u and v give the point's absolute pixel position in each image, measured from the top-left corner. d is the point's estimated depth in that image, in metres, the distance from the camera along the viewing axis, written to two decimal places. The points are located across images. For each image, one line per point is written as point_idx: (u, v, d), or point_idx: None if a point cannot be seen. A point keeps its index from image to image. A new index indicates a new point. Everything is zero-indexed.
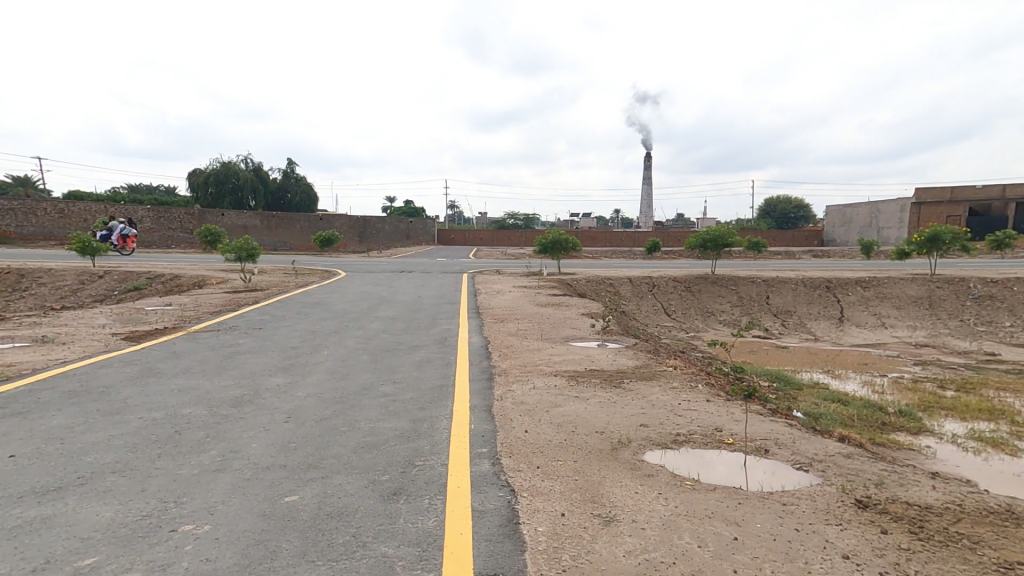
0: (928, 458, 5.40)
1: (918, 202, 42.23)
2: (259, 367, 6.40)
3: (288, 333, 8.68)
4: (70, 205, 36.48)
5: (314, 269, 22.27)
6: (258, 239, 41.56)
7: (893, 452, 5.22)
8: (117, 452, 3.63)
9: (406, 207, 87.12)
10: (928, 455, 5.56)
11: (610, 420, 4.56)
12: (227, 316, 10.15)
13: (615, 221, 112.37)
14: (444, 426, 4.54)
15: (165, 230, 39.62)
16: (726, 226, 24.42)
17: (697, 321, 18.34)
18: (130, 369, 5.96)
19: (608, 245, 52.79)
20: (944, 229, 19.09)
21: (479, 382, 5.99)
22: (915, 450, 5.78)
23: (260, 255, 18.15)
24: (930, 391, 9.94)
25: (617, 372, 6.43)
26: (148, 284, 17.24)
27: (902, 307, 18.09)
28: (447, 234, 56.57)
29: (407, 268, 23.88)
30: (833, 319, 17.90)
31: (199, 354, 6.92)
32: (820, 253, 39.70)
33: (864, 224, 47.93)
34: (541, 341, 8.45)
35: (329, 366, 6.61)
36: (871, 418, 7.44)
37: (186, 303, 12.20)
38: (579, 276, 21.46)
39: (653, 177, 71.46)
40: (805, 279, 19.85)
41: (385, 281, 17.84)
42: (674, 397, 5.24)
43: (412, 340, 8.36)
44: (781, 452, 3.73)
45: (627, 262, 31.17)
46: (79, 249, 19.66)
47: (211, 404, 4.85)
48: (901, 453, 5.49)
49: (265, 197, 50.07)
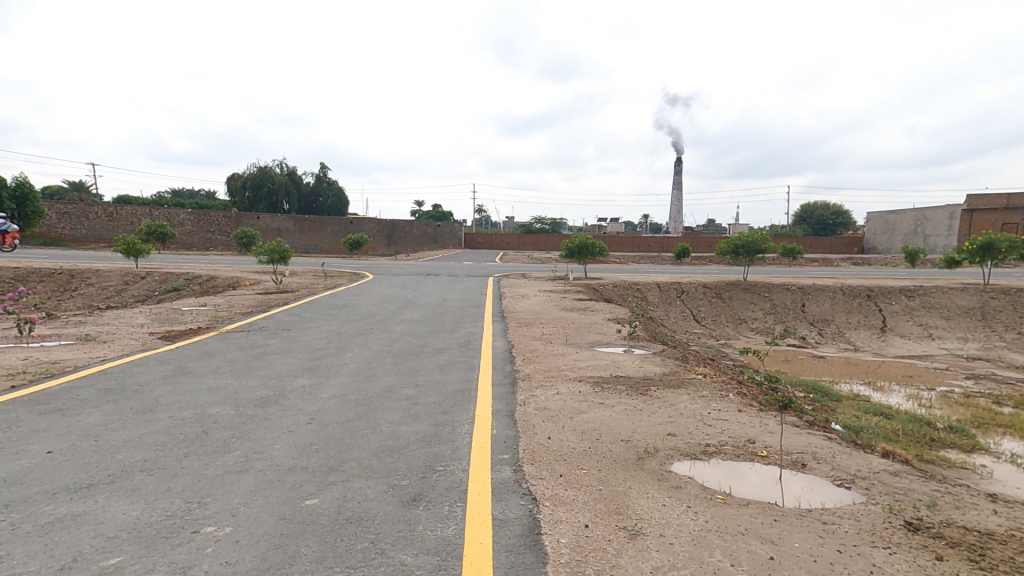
0: (982, 478, 5.06)
1: (969, 209, 40.13)
2: (286, 368, 6.49)
3: (315, 334, 8.82)
4: (119, 209, 38.41)
5: (344, 271, 22.71)
6: (291, 242, 42.76)
7: (943, 470, 4.91)
8: (146, 451, 3.70)
9: (434, 211, 88.34)
10: (982, 475, 5.20)
11: (636, 428, 4.41)
12: (258, 317, 10.40)
13: (643, 226, 110.90)
14: (466, 430, 4.48)
15: (205, 233, 41.18)
16: (759, 231, 23.73)
17: (728, 328, 17.82)
18: (164, 368, 6.13)
19: (636, 249, 52.09)
20: (1000, 237, 18.04)
21: (502, 387, 5.92)
22: (968, 469, 5.42)
23: (292, 257, 18.61)
24: (984, 407, 9.34)
25: (643, 379, 6.25)
26: (186, 285, 17.90)
27: (951, 318, 17.14)
28: (474, 238, 56.88)
29: (434, 271, 24.07)
30: (874, 328, 17.11)
31: (229, 354, 7.09)
32: (861, 261, 38.17)
33: (909, 231, 45.87)
34: (566, 346, 8.33)
35: (353, 368, 6.65)
36: (919, 434, 7.02)
37: (220, 304, 12.57)
38: (607, 281, 21.21)
39: (683, 182, 70.25)
40: (844, 287, 19.06)
41: (412, 283, 18.02)
42: (703, 406, 5.04)
43: (437, 343, 8.36)
44: (820, 468, 3.51)
45: (654, 267, 30.64)
46: (125, 251, 20.60)
47: (238, 404, 4.93)
48: (952, 471, 5.15)
49: (298, 201, 51.52)
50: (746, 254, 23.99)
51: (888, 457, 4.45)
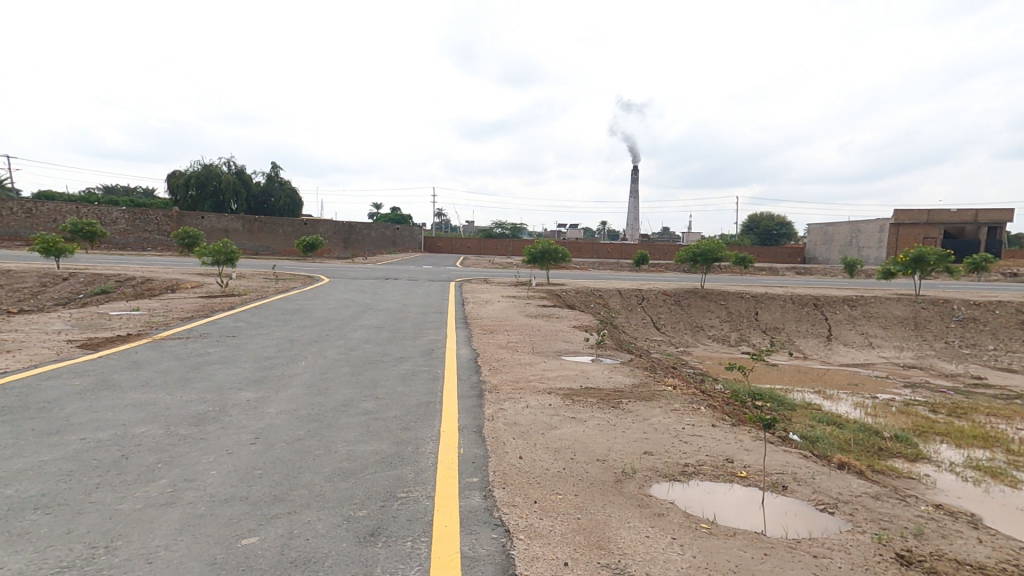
0: (928, 488, 5.19)
1: (897, 224, 42.98)
2: (228, 380, 5.89)
3: (263, 341, 8.17)
4: (38, 205, 35.25)
5: (297, 274, 21.64)
6: (239, 243, 40.65)
7: (892, 481, 5.03)
8: (47, 482, 3.14)
9: (394, 214, 86.86)
10: (929, 485, 5.33)
11: (612, 446, 4.18)
12: (199, 323, 9.57)
13: (602, 233, 112.82)
14: (431, 450, 4.12)
15: (141, 232, 38.51)
16: (715, 241, 24.40)
17: (686, 336, 18.12)
18: (82, 381, 5.42)
19: (595, 255, 52.88)
20: (930, 250, 19.22)
21: (468, 400, 5.56)
22: (916, 479, 5.56)
23: (239, 258, 17.51)
24: (922, 414, 9.78)
25: (614, 391, 6.06)
26: (117, 288, 16.47)
27: (889, 327, 18.12)
28: (433, 242, 56.02)
29: (393, 276, 23.35)
30: (821, 337, 17.83)
31: (162, 364, 6.38)
32: (804, 270, 40.35)
33: (845, 243, 48.72)
34: (533, 355, 8.08)
35: (305, 379, 6.12)
36: (868, 443, 7.21)
37: (155, 308, 11.55)
38: (568, 287, 21.20)
39: (639, 191, 72.15)
40: (794, 296, 19.84)
41: (370, 287, 17.33)
42: (676, 421, 4.89)
43: (397, 352, 7.92)
44: (802, 490, 3.38)
45: (614, 274, 31.00)
46: (43, 250, 18.77)
47: (168, 422, 4.35)
48: (902, 482, 5.27)
49: (247, 200, 49.13)
50: (703, 263, 24.58)
51: (842, 469, 4.51)
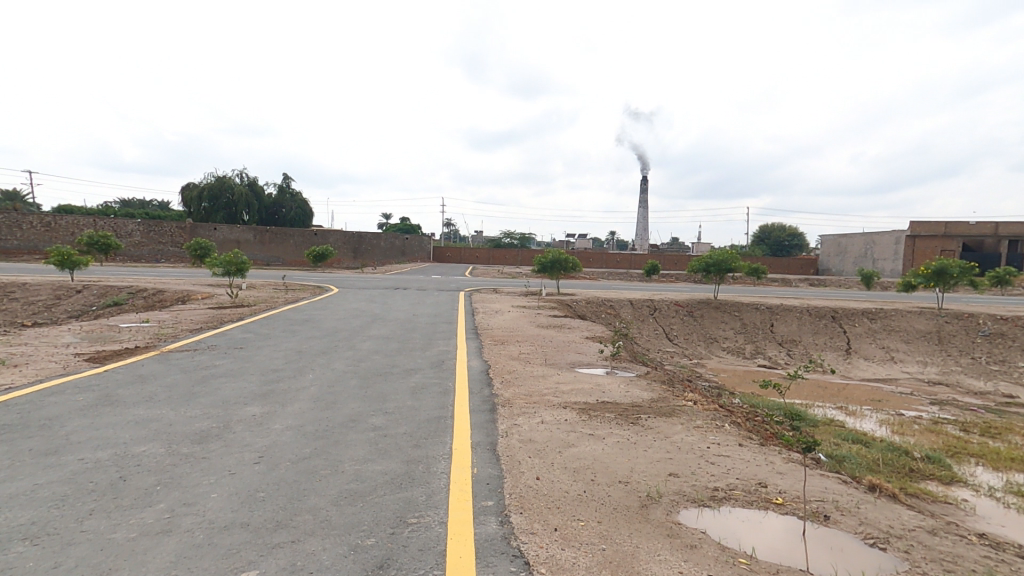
0: (967, 514, 4.88)
1: (912, 235, 42.21)
2: (235, 395, 5.73)
3: (271, 354, 8.03)
4: (57, 218, 35.91)
5: (306, 284, 21.65)
6: (250, 254, 40.97)
7: (927, 506, 4.74)
8: (38, 510, 2.97)
9: (403, 225, 87.45)
10: (970, 511, 5.01)
11: (633, 466, 3.94)
12: (207, 334, 9.49)
13: (610, 244, 112.39)
14: (442, 470, 3.91)
15: (155, 243, 38.99)
16: (728, 251, 24.05)
17: (700, 348, 17.76)
18: (86, 397, 5.28)
19: (604, 265, 52.59)
20: (952, 264, 18.69)
21: (480, 415, 5.35)
22: (954, 504, 5.23)
23: (249, 269, 17.52)
24: (953, 434, 9.37)
25: (632, 406, 5.81)
26: (129, 299, 16.54)
27: (911, 341, 17.61)
28: (442, 252, 56.14)
29: (402, 286, 23.28)
30: (840, 350, 17.39)
31: (167, 378, 6.26)
32: (817, 281, 39.76)
33: (859, 253, 47.97)
34: (546, 367, 7.85)
35: (313, 393, 5.95)
36: (899, 464, 6.87)
37: (164, 319, 11.49)
38: (579, 297, 20.98)
39: (648, 202, 71.91)
40: (810, 308, 19.42)
41: (379, 298, 17.24)
42: (700, 439, 4.63)
43: (407, 364, 7.73)
44: (847, 521, 3.12)
45: (625, 284, 30.70)
46: (58, 262, 18.93)
47: (170, 440, 4.19)
48: (939, 507, 4.96)
49: (259, 211, 49.63)
50: (716, 273, 24.22)
51: (876, 493, 4.26)
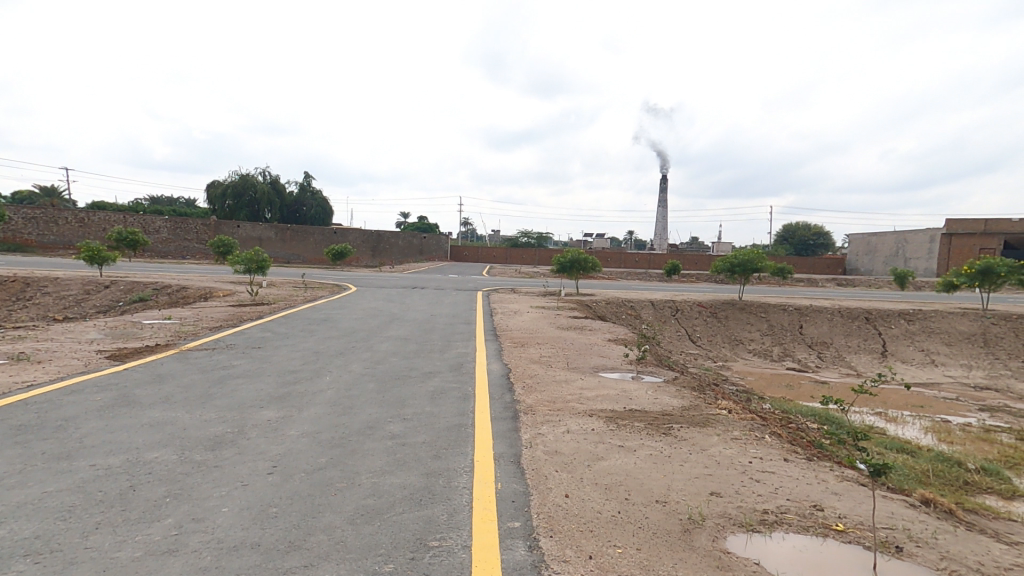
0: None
1: (949, 234, 40.63)
2: (251, 397, 5.58)
3: (289, 354, 7.91)
4: (91, 215, 36.95)
5: (326, 282, 21.72)
6: (272, 251, 41.51)
7: (988, 522, 4.34)
8: (43, 522, 2.81)
9: (421, 223, 87.98)
10: None
11: (670, 484, 3.63)
12: (227, 333, 9.45)
13: (628, 243, 111.18)
14: (464, 485, 3.68)
15: (182, 240, 39.79)
16: (755, 250, 23.38)
17: (725, 350, 17.25)
18: (104, 397, 5.18)
19: (623, 264, 51.97)
20: (999, 262, 17.83)
21: (502, 424, 5.10)
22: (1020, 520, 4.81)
23: (270, 266, 17.61)
24: (1008, 443, 8.78)
25: (662, 415, 5.49)
26: (153, 296, 16.75)
27: (953, 344, 16.78)
28: (461, 251, 56.17)
29: (420, 285, 23.19)
30: (875, 353, 16.68)
31: (185, 378, 6.16)
32: (845, 281, 38.66)
33: (891, 253, 46.40)
34: (569, 371, 7.56)
35: (330, 397, 5.78)
36: (952, 475, 6.40)
37: (186, 317, 11.53)
38: (599, 297, 20.63)
39: (668, 200, 70.92)
40: (842, 309, 18.72)
41: (398, 296, 17.16)
42: (740, 453, 4.30)
43: (426, 366, 7.52)
44: (924, 554, 2.78)
45: (644, 284, 30.21)
46: (87, 258, 19.31)
47: (183, 446, 4.05)
48: (1004, 524, 4.55)
49: (281, 210, 50.26)
50: (741, 273, 23.55)
51: (942, 514, 3.88)
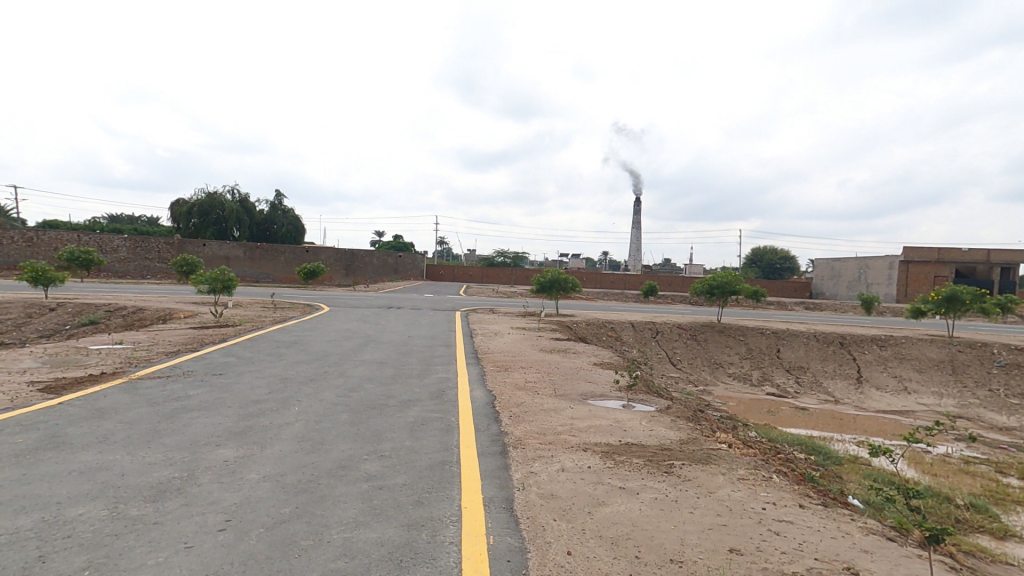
0: None
1: (906, 261, 42.29)
2: (206, 433, 5.00)
3: (252, 381, 7.29)
4: (40, 234, 34.95)
5: (295, 302, 20.86)
6: (239, 270, 40.11)
7: (991, 569, 4.09)
8: None
9: (395, 242, 86.99)
10: None
11: (683, 538, 3.23)
12: (184, 358, 8.75)
13: (603, 265, 112.22)
14: (451, 539, 3.21)
15: (142, 259, 38.09)
16: (732, 273, 23.57)
17: (705, 373, 17.13)
18: (28, 440, 4.61)
19: (599, 286, 52.20)
20: (963, 290, 18.33)
21: (490, 461, 4.63)
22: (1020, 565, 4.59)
23: (236, 286, 16.75)
24: (988, 476, 8.74)
25: (661, 450, 5.12)
26: (106, 318, 15.70)
27: (924, 370, 17.09)
28: (436, 270, 55.53)
29: (395, 304, 22.53)
30: (850, 378, 16.81)
31: (130, 413, 5.53)
32: (814, 305, 39.62)
33: (853, 279, 47.95)
34: (557, 399, 7.14)
35: (298, 431, 5.23)
36: (944, 512, 6.20)
37: (140, 341, 10.71)
38: (579, 318, 20.40)
39: (641, 222, 72.13)
40: (818, 334, 18.95)
41: (372, 317, 16.50)
42: (751, 497, 3.95)
43: (405, 394, 6.99)
44: None
45: (623, 305, 30.23)
46: (31, 279, 18.04)
47: (116, 499, 3.53)
48: (1007, 569, 4.33)
49: (250, 228, 48.83)
50: (719, 296, 23.69)
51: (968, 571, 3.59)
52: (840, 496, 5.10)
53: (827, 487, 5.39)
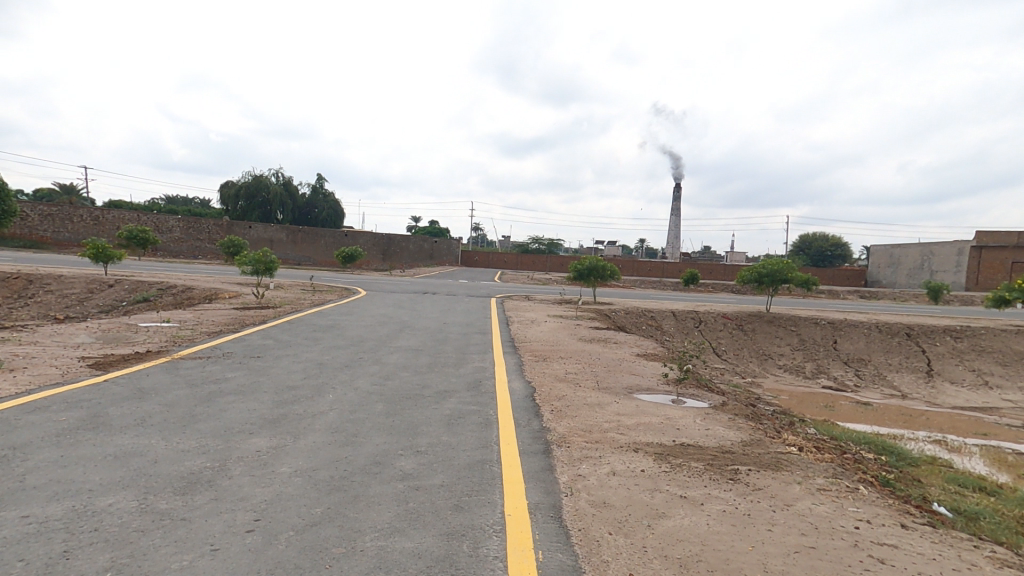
0: None
1: (978, 246, 39.21)
2: (241, 420, 4.86)
3: (289, 365, 7.19)
4: (105, 213, 36.87)
5: (335, 285, 21.10)
6: (282, 253, 41.23)
7: None
8: None
9: (431, 228, 87.51)
10: None
11: (766, 562, 2.79)
12: (225, 338, 8.79)
13: (640, 252, 109.65)
14: (495, 552, 2.87)
15: (193, 240, 39.64)
16: (784, 259, 22.24)
17: (753, 365, 16.25)
18: (69, 420, 4.56)
19: (637, 273, 50.91)
20: None
21: (533, 461, 4.25)
22: None
23: (278, 268, 17.00)
24: None
25: (722, 453, 4.63)
26: (158, 296, 16.23)
27: (1007, 364, 15.66)
28: (472, 256, 55.63)
29: (431, 290, 22.47)
30: (919, 372, 15.57)
31: (170, 395, 5.48)
32: (870, 295, 37.36)
33: (915, 266, 44.89)
34: (600, 393, 6.71)
35: (332, 421, 5.02)
36: None
37: (185, 320, 10.91)
38: (617, 306, 19.78)
39: (681, 207, 69.81)
40: (881, 324, 17.66)
41: (409, 302, 16.44)
42: (840, 513, 3.44)
43: (441, 383, 6.73)
44: None
45: (663, 294, 29.30)
46: (92, 255, 18.86)
47: (146, 489, 3.37)
48: None
49: (292, 211, 50.07)
50: (769, 284, 22.45)
51: None
52: (932, 506, 4.52)
53: (908, 491, 4.84)
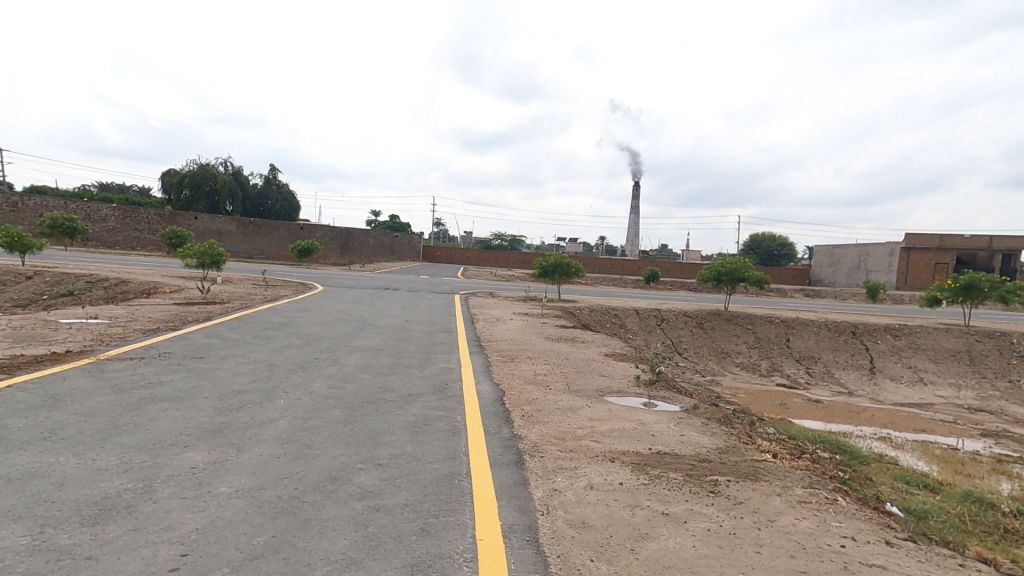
0: None
1: (907, 248, 41.84)
2: (174, 431, 4.29)
3: (234, 367, 6.57)
4: (25, 199, 33.67)
5: (288, 280, 20.04)
6: (232, 245, 39.08)
7: None
8: None
9: (392, 222, 85.60)
10: None
11: None
12: (161, 337, 8.01)
13: (601, 250, 111.41)
14: None
15: (131, 231, 36.96)
16: (741, 259, 22.83)
17: (712, 363, 16.57)
18: None
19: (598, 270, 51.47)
20: (982, 278, 17.78)
21: (506, 475, 3.93)
22: None
23: (225, 261, 15.90)
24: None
25: (700, 461, 4.47)
26: (86, 291, 14.81)
27: (939, 361, 16.63)
28: (433, 251, 54.76)
29: (392, 286, 21.74)
30: (863, 369, 16.32)
31: (90, 403, 4.82)
32: (815, 293, 39.24)
33: (853, 266, 47.51)
34: (572, 396, 6.47)
35: (282, 430, 4.54)
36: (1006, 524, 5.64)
37: (117, 316, 9.94)
38: (581, 304, 19.74)
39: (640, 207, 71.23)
40: (829, 322, 18.41)
41: (368, 299, 15.75)
42: (826, 530, 3.30)
43: (404, 386, 6.30)
44: None
45: (625, 292, 29.63)
46: (7, 245, 17.02)
47: (43, 521, 2.82)
48: None
49: (243, 202, 47.57)
50: (727, 282, 22.99)
51: None
52: (899, 512, 4.53)
53: (871, 494, 4.87)
